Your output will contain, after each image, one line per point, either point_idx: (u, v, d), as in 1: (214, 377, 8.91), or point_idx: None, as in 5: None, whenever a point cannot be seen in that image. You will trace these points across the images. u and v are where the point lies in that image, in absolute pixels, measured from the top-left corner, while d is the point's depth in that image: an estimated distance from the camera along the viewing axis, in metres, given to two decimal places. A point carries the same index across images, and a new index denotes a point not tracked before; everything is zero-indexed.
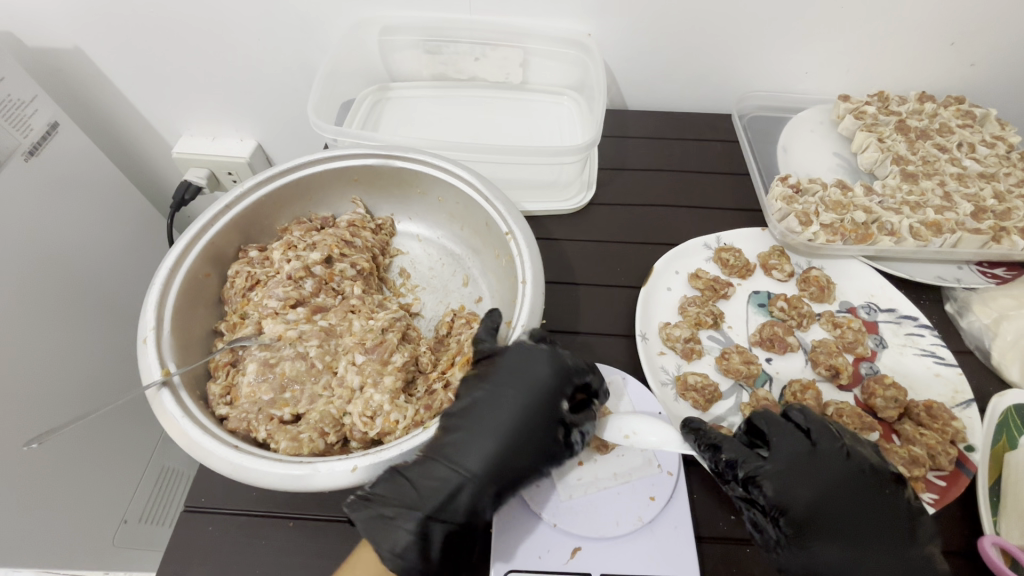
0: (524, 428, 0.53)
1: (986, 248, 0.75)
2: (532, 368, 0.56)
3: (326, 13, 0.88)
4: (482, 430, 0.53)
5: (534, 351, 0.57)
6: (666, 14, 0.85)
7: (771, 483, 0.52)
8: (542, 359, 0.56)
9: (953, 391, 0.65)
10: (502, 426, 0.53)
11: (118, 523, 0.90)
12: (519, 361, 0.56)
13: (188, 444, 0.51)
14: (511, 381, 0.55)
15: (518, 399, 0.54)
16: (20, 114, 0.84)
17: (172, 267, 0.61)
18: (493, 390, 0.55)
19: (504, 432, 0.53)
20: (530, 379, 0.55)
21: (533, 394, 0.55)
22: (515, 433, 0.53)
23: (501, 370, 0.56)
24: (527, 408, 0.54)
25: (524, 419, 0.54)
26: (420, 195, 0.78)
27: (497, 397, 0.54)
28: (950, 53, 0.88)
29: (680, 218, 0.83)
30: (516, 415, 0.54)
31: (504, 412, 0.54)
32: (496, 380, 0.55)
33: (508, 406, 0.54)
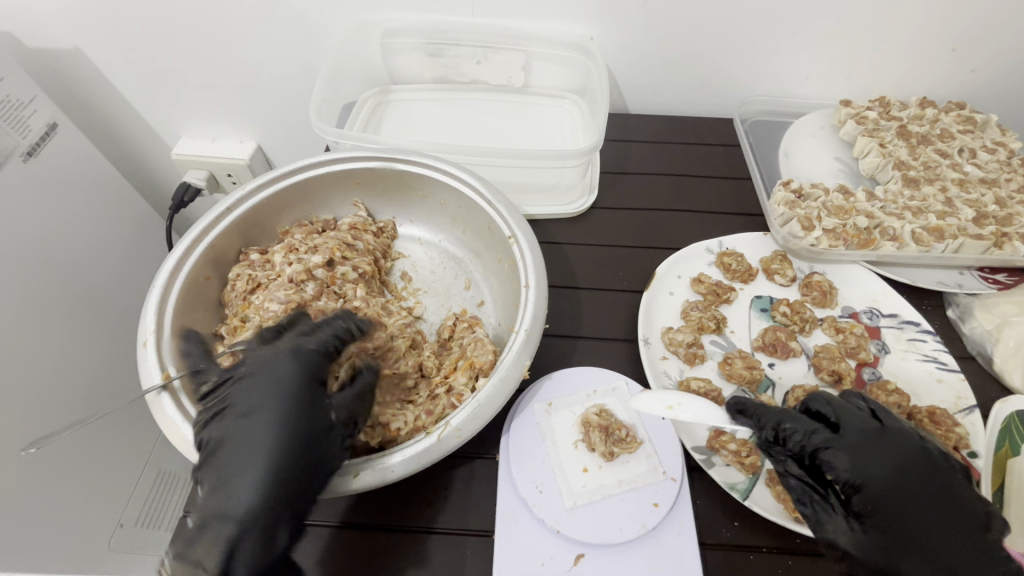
0: (283, 440, 0.48)
1: (987, 253, 0.75)
2: (271, 377, 0.51)
3: (328, 16, 0.88)
4: (241, 456, 0.48)
5: (269, 351, 0.53)
6: (669, 18, 0.85)
7: (843, 456, 0.52)
8: (279, 364, 0.51)
9: (956, 397, 0.65)
10: (256, 446, 0.48)
11: (113, 527, 0.89)
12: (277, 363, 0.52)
13: (189, 450, 0.50)
14: (271, 386, 0.51)
15: (279, 402, 0.50)
16: (20, 115, 0.83)
17: (171, 270, 0.61)
18: (246, 408, 0.50)
19: (259, 456, 0.47)
20: (275, 387, 0.50)
21: (281, 398, 0.50)
22: (272, 451, 0.48)
23: (246, 386, 0.51)
24: (277, 423, 0.49)
25: (278, 433, 0.48)
26: (423, 199, 0.78)
27: (260, 404, 0.50)
28: (951, 59, 0.89)
29: (682, 223, 0.83)
30: (273, 433, 0.48)
31: (254, 435, 0.48)
32: (248, 397, 0.50)
33: (258, 426, 0.49)
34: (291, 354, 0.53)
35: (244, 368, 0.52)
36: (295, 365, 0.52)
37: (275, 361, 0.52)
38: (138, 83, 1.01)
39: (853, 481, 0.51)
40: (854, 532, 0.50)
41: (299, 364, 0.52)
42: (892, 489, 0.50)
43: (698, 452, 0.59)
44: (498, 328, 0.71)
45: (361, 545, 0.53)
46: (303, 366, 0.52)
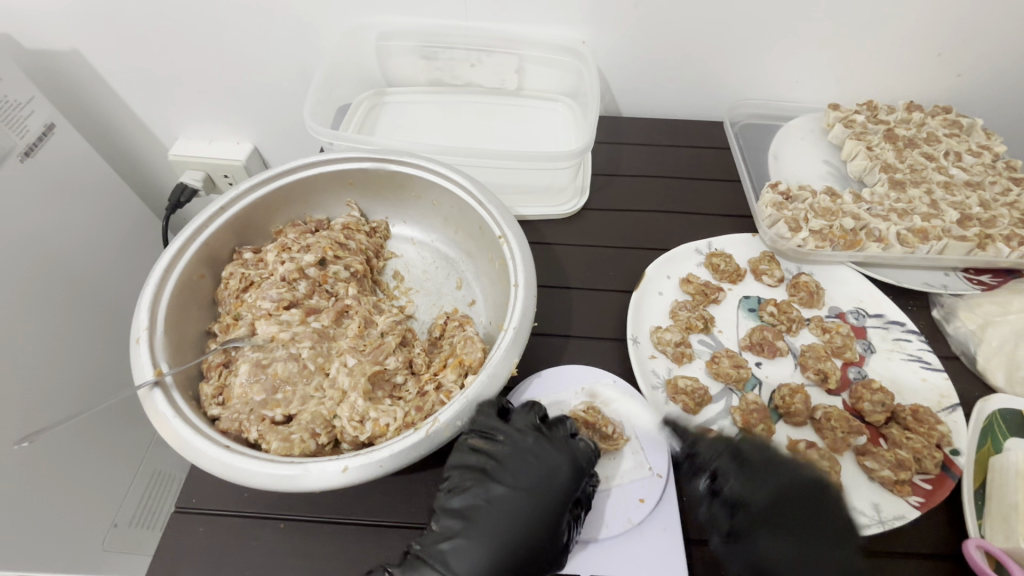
0: (535, 525, 0.50)
1: (971, 255, 0.76)
2: (554, 464, 0.53)
3: (324, 19, 0.90)
4: (495, 524, 0.50)
5: (534, 454, 0.54)
6: (659, 21, 0.86)
7: (735, 477, 0.55)
8: (551, 452, 0.54)
9: (939, 396, 0.66)
10: (510, 524, 0.50)
11: (107, 527, 0.89)
12: (533, 464, 0.53)
13: (179, 444, 0.51)
14: (525, 486, 0.52)
15: (525, 507, 0.51)
16: (18, 116, 0.84)
17: (166, 269, 0.62)
18: (510, 480, 0.53)
19: (509, 525, 0.50)
20: (544, 475, 0.53)
21: (535, 502, 0.51)
22: (522, 530, 0.50)
23: (517, 460, 0.53)
24: (537, 506, 0.51)
25: (535, 516, 0.51)
26: (416, 199, 0.79)
27: (505, 503, 0.51)
28: (937, 64, 0.90)
29: (672, 223, 0.84)
30: (530, 515, 0.51)
31: (510, 506, 0.51)
32: (515, 470, 0.53)
33: (519, 502, 0.51)
34: (574, 450, 0.55)
35: (530, 444, 0.54)
36: (575, 466, 0.54)
37: (556, 451, 0.54)
38: (136, 84, 1.02)
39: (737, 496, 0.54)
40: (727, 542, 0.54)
41: (576, 461, 0.54)
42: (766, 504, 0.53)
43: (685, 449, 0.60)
44: (488, 327, 0.72)
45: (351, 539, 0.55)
46: (584, 463, 0.54)
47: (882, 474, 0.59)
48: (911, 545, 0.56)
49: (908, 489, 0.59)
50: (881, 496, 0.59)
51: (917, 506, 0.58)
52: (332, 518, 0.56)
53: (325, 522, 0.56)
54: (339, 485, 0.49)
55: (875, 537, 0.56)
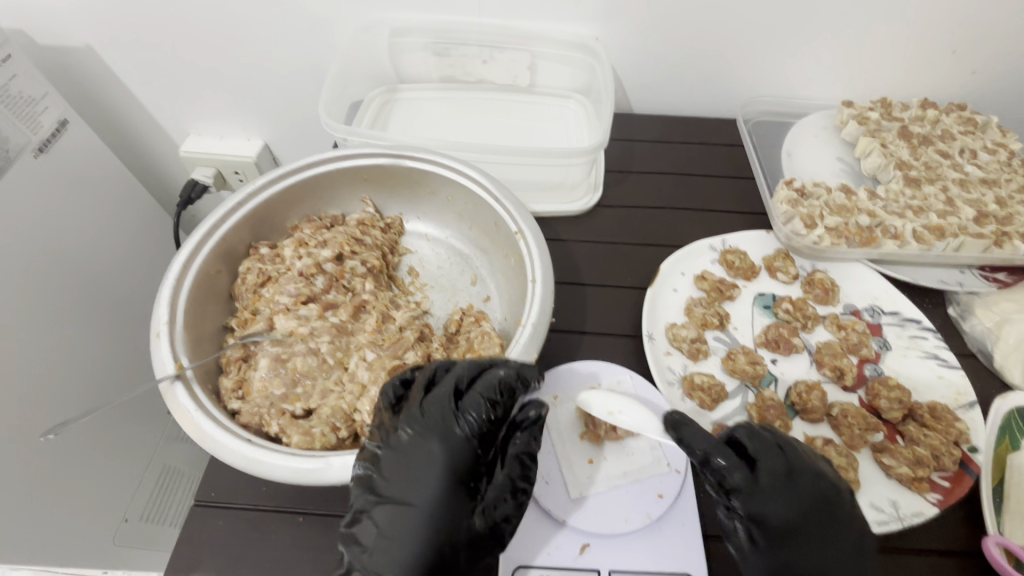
0: (436, 529, 0.46)
1: (988, 252, 0.76)
2: (429, 455, 0.49)
3: (338, 15, 0.89)
4: (387, 543, 0.46)
5: (408, 455, 0.49)
6: (673, 18, 0.86)
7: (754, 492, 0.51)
8: (423, 443, 0.49)
9: (957, 393, 0.66)
10: (409, 535, 0.46)
11: (118, 522, 0.90)
12: (406, 466, 0.48)
13: (201, 437, 0.51)
14: (407, 492, 0.48)
15: (416, 517, 0.47)
16: (31, 112, 0.84)
17: (184, 264, 0.62)
18: (386, 492, 0.48)
19: (403, 544, 0.46)
20: (421, 472, 0.48)
21: (431, 503, 0.47)
22: (417, 543, 0.46)
23: (388, 465, 0.49)
24: (424, 509, 0.47)
25: (424, 520, 0.47)
26: (430, 195, 0.79)
27: (393, 518, 0.47)
28: (952, 61, 0.90)
29: (686, 221, 0.84)
30: (420, 518, 0.47)
31: (400, 523, 0.46)
32: (391, 478, 0.48)
33: (403, 512, 0.47)
34: (446, 429, 0.50)
35: (402, 442, 0.49)
36: (453, 449, 0.49)
37: (426, 440, 0.49)
38: (147, 81, 1.02)
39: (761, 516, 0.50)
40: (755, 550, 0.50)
41: (451, 438, 0.50)
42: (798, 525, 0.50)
43: None
44: (504, 323, 0.72)
45: None
46: (460, 440, 0.50)
47: (900, 471, 0.59)
48: (930, 541, 0.56)
49: (926, 485, 0.59)
50: (899, 493, 0.59)
51: (936, 503, 0.57)
52: None
53: (344, 516, 0.56)
54: (362, 478, 0.49)
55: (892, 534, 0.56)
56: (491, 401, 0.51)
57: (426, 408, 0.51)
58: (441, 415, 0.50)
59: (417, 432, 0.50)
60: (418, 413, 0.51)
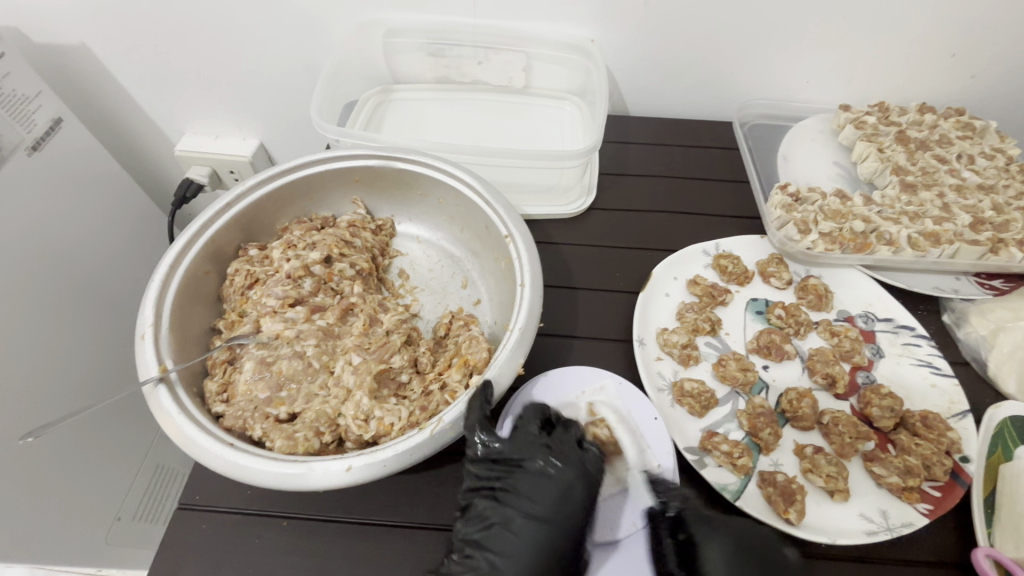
0: (561, 543, 0.51)
1: (984, 259, 0.75)
2: (570, 483, 0.53)
3: (330, 15, 0.89)
4: (521, 548, 0.50)
5: (544, 474, 0.53)
6: (668, 21, 0.85)
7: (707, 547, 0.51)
8: (559, 471, 0.53)
9: (950, 402, 0.65)
10: (535, 546, 0.50)
11: (111, 520, 0.90)
12: (540, 484, 0.53)
13: (183, 441, 0.51)
14: (540, 507, 0.52)
15: (546, 529, 0.51)
16: (25, 110, 0.84)
17: (170, 265, 0.62)
18: (526, 505, 0.52)
19: (534, 555, 0.50)
20: (560, 497, 0.52)
21: (562, 521, 0.51)
22: (548, 555, 0.50)
23: (528, 484, 0.53)
24: (559, 530, 0.51)
25: (555, 538, 0.51)
26: (421, 197, 0.78)
27: (523, 529, 0.51)
28: (950, 64, 0.89)
29: (679, 225, 0.83)
30: (550, 533, 0.51)
31: (529, 532, 0.51)
32: (529, 495, 0.52)
33: (537, 525, 0.51)
34: (582, 464, 0.54)
35: (540, 468, 0.53)
36: (585, 480, 0.53)
37: (564, 470, 0.53)
38: (141, 78, 1.02)
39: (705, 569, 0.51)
40: None
41: (590, 475, 0.53)
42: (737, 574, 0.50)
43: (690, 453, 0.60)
44: (494, 327, 0.72)
45: (353, 537, 0.55)
46: (594, 476, 0.54)
47: (889, 481, 0.58)
48: (916, 552, 0.55)
49: (916, 496, 0.58)
50: (889, 503, 0.58)
51: (926, 514, 0.57)
52: (336, 517, 0.56)
53: (329, 520, 0.56)
54: (343, 484, 0.48)
55: (881, 543, 0.56)
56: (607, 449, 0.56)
57: (564, 441, 0.55)
58: (574, 449, 0.55)
59: (552, 460, 0.54)
60: (552, 444, 0.55)
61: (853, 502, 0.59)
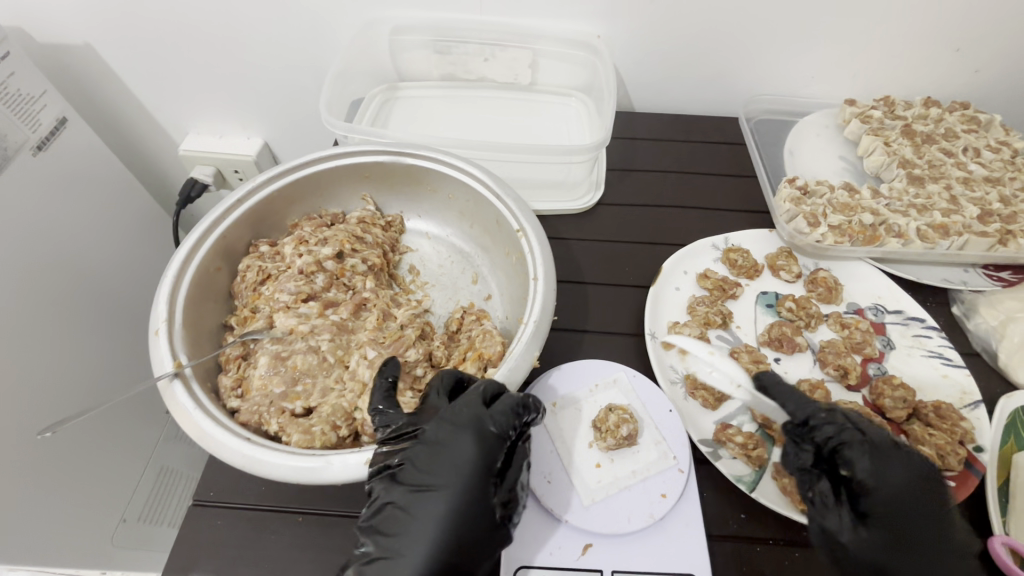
0: (462, 512, 0.47)
1: (992, 250, 0.75)
2: (460, 446, 0.49)
3: (336, 13, 0.89)
4: (418, 526, 0.47)
5: (438, 442, 0.50)
6: (674, 18, 0.86)
7: (865, 461, 0.51)
8: (452, 438, 0.50)
9: (961, 392, 0.66)
10: (433, 519, 0.47)
11: (117, 522, 0.89)
12: (434, 452, 0.49)
13: (200, 436, 0.50)
14: (437, 478, 0.48)
15: (443, 501, 0.47)
16: (30, 110, 0.83)
17: (183, 261, 0.62)
18: (421, 480, 0.49)
19: (433, 528, 0.46)
20: (453, 463, 0.49)
21: (458, 488, 0.48)
22: (450, 526, 0.47)
23: (420, 457, 0.49)
24: (455, 495, 0.48)
25: (453, 506, 0.47)
26: (431, 193, 0.78)
27: (417, 504, 0.48)
28: (955, 58, 0.89)
29: (687, 220, 0.83)
30: (447, 503, 0.47)
31: (423, 506, 0.47)
32: (422, 467, 0.49)
33: (433, 498, 0.48)
34: (479, 425, 0.50)
35: (432, 435, 0.50)
36: (482, 441, 0.49)
37: (457, 434, 0.50)
38: (146, 79, 1.02)
39: (865, 483, 0.50)
40: (857, 530, 0.49)
41: (481, 435, 0.50)
42: (904, 497, 0.50)
43: (705, 445, 0.60)
44: (505, 321, 0.72)
45: None
46: (492, 436, 0.50)
47: None
48: None
49: None
50: None
51: None
52: (351, 511, 0.56)
53: (344, 515, 0.55)
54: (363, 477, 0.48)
55: None
56: (519, 405, 0.51)
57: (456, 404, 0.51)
58: (471, 413, 0.51)
59: (442, 425, 0.50)
60: (449, 410, 0.51)
61: None
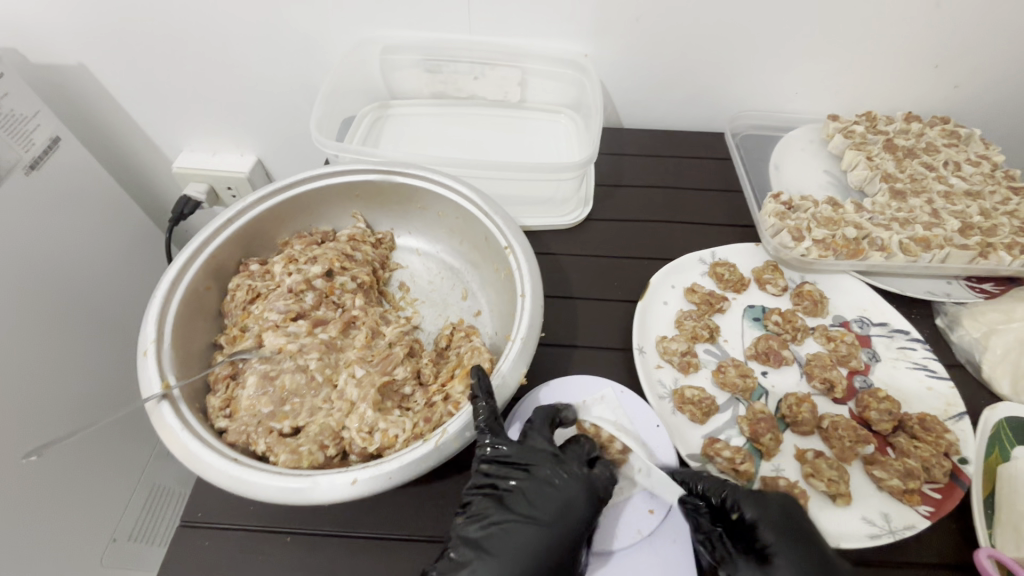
0: (552, 551, 0.51)
1: (974, 263, 0.76)
2: (571, 494, 0.53)
3: (328, 34, 0.91)
4: (509, 552, 0.50)
5: (550, 482, 0.54)
6: (659, 37, 0.88)
7: (744, 501, 0.54)
8: (566, 483, 0.53)
9: (946, 404, 0.66)
10: (526, 550, 0.50)
11: (106, 542, 0.88)
12: (546, 491, 0.53)
13: (187, 457, 0.50)
14: (544, 515, 0.52)
15: (542, 535, 0.51)
16: (23, 129, 0.84)
17: (173, 281, 0.62)
18: (526, 510, 0.52)
19: (525, 557, 0.50)
20: (562, 507, 0.52)
21: (558, 529, 0.51)
22: (539, 562, 0.50)
23: (532, 490, 0.53)
24: (553, 536, 0.51)
25: (548, 544, 0.51)
26: (420, 211, 0.79)
27: (516, 532, 0.51)
28: (934, 75, 0.91)
29: (674, 234, 0.84)
30: (546, 539, 0.51)
31: (525, 535, 0.51)
32: (532, 500, 0.53)
33: (534, 530, 0.51)
34: (591, 479, 0.54)
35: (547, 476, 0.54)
36: (592, 496, 0.53)
37: (573, 482, 0.54)
38: (140, 98, 1.02)
39: (750, 523, 0.53)
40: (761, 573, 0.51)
41: (593, 491, 0.54)
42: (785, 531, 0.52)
43: (693, 460, 0.61)
44: (495, 338, 0.72)
45: (358, 553, 0.54)
46: (602, 492, 0.54)
47: (890, 484, 0.59)
48: (919, 554, 0.56)
49: (917, 498, 0.58)
50: (890, 506, 0.59)
51: (926, 516, 0.57)
52: (340, 531, 0.55)
53: (333, 534, 0.55)
54: (349, 497, 0.48)
55: (885, 546, 0.56)
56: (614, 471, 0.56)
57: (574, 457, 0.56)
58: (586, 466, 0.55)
59: (559, 471, 0.54)
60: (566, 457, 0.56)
61: (856, 505, 0.59)
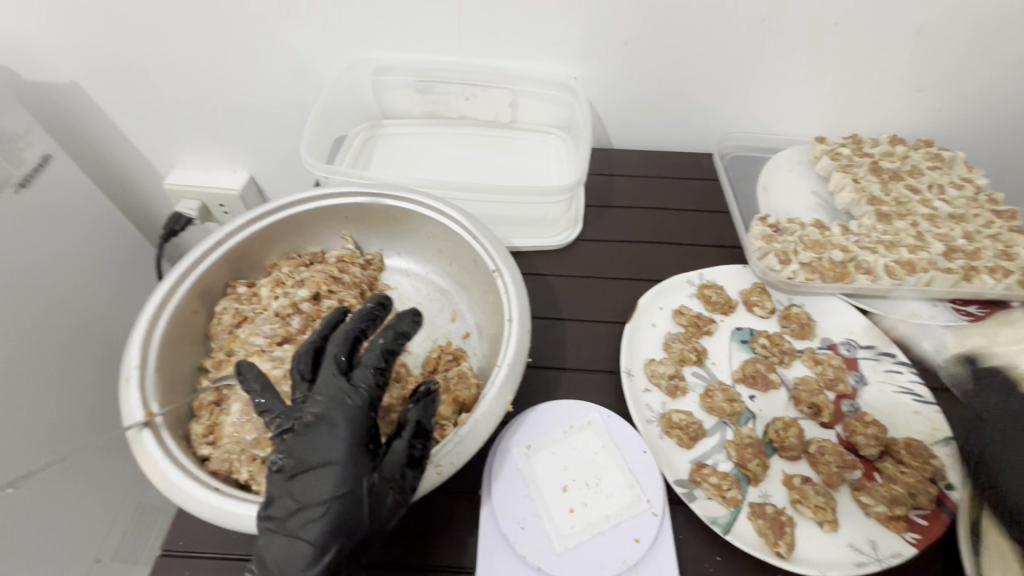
0: (347, 476, 0.48)
1: (958, 286, 0.78)
2: (333, 421, 0.50)
3: (321, 54, 0.91)
4: (311, 494, 0.47)
5: (320, 412, 0.51)
6: (648, 59, 0.89)
7: None
8: (332, 413, 0.51)
9: (932, 429, 0.66)
10: (322, 486, 0.47)
11: (89, 563, 0.87)
12: (315, 427, 0.50)
13: (168, 487, 0.50)
14: (320, 447, 0.49)
15: (332, 466, 0.48)
16: (14, 147, 0.84)
17: (158, 305, 0.62)
18: (307, 453, 0.49)
19: (327, 495, 0.47)
20: (338, 434, 0.50)
21: (339, 456, 0.49)
22: (339, 491, 0.47)
23: (306, 433, 0.50)
24: (342, 464, 0.48)
25: (342, 472, 0.48)
26: (409, 232, 0.80)
27: (309, 472, 0.48)
28: (918, 99, 0.93)
29: (663, 256, 0.85)
30: (336, 469, 0.48)
31: (318, 475, 0.48)
32: (309, 442, 0.49)
33: (325, 468, 0.48)
34: (348, 399, 0.51)
35: (310, 415, 0.51)
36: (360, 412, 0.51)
37: (339, 408, 0.51)
38: (132, 114, 1.03)
39: None
40: None
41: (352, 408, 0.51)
42: None
43: (680, 486, 0.60)
44: (483, 361, 0.72)
45: None
46: (355, 410, 0.51)
47: (877, 510, 0.59)
48: None
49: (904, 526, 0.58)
50: (877, 533, 0.59)
51: (914, 543, 0.57)
52: None
53: None
54: None
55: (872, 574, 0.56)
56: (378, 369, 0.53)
57: (320, 390, 0.52)
58: (341, 390, 0.52)
59: (326, 396, 0.52)
60: (326, 388, 0.52)
61: (843, 531, 0.59)
